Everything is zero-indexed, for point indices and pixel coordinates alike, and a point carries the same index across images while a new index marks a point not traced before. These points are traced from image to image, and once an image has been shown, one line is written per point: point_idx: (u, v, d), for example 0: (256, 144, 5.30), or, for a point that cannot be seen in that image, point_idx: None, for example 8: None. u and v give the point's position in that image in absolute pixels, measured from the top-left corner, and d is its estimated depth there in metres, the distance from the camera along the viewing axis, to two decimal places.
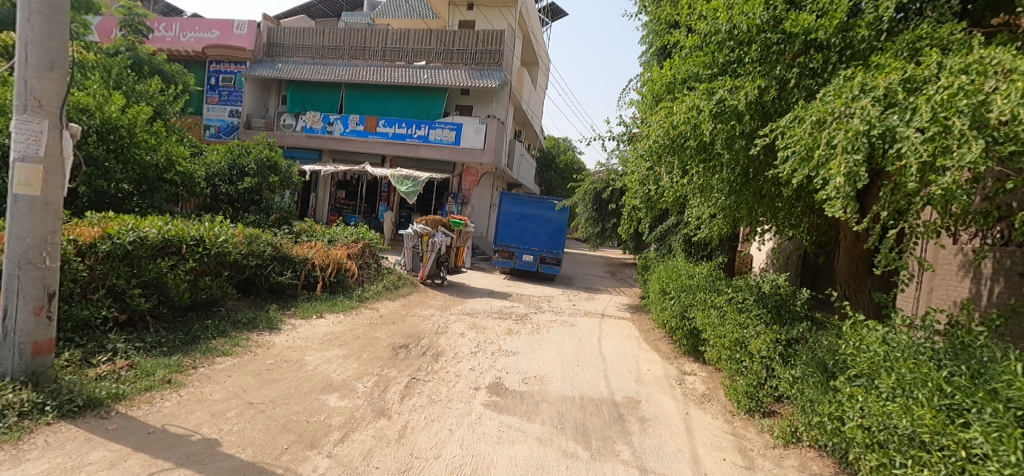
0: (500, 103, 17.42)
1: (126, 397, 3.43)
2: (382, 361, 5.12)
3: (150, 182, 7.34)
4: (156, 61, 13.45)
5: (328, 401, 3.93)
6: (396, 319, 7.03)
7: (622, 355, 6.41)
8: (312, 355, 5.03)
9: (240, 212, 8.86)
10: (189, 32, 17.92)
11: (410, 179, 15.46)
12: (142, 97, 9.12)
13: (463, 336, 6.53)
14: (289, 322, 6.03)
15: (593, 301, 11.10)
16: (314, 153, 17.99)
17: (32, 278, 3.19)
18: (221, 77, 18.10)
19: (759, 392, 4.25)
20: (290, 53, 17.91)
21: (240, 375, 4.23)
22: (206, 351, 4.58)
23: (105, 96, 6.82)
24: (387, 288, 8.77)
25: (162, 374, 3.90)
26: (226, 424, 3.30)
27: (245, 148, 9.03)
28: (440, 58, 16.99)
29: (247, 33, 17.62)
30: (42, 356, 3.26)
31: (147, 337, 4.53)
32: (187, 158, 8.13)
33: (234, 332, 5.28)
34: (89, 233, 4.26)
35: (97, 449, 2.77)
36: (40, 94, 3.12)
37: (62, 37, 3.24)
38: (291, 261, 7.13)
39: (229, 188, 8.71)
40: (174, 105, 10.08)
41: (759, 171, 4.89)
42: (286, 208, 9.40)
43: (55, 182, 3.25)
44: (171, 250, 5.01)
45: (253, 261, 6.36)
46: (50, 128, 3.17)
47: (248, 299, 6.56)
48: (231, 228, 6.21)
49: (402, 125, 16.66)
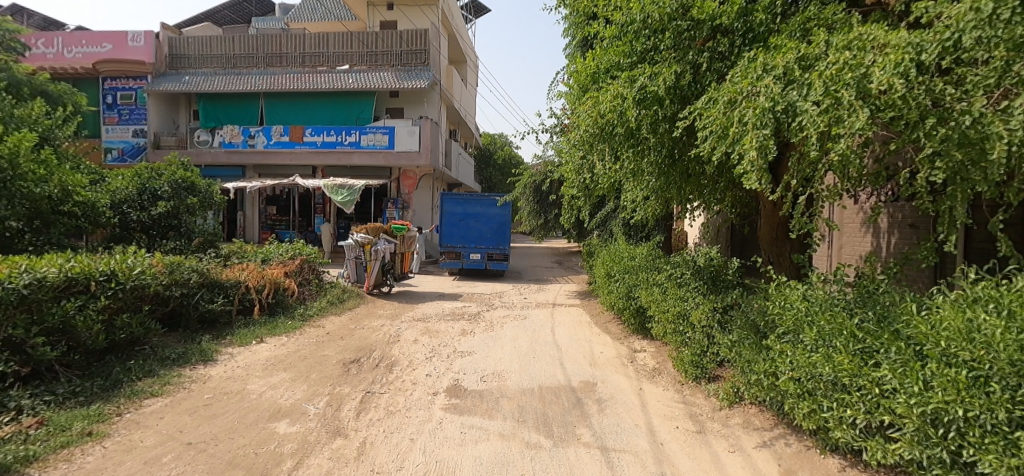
0: (431, 103, 17.18)
1: (39, 458, 3.11)
2: (333, 379, 4.93)
3: (44, 217, 6.69)
4: (37, 81, 12.13)
5: (278, 429, 3.74)
6: (345, 334, 6.79)
7: (576, 342, 6.56)
8: (255, 382, 4.76)
9: (157, 240, 8.17)
10: (75, 47, 16.25)
11: (345, 187, 14.94)
12: (24, 122, 8.18)
13: (416, 342, 6.42)
14: (226, 352, 5.66)
15: (543, 292, 11.25)
16: (237, 169, 16.95)
17: None
18: (119, 95, 16.60)
19: (703, 359, 4.51)
20: (197, 64, 16.73)
21: (175, 415, 3.94)
22: (132, 394, 4.22)
23: None
24: (331, 303, 8.44)
25: (81, 426, 3.55)
26: (163, 470, 3.08)
27: (155, 170, 8.31)
28: (363, 60, 16.48)
29: (145, 45, 16.29)
30: None
31: (58, 388, 4.10)
32: (86, 186, 7.38)
33: (163, 369, 4.89)
34: None
35: None
36: None
37: None
38: (222, 286, 6.70)
39: (141, 214, 7.97)
40: (64, 129, 9.12)
41: (683, 151, 5.17)
42: (211, 231, 8.78)
43: None
44: (77, 289, 4.55)
45: (178, 291, 5.90)
46: None
47: (176, 332, 6.08)
48: (147, 258, 5.72)
49: (330, 132, 16.03)
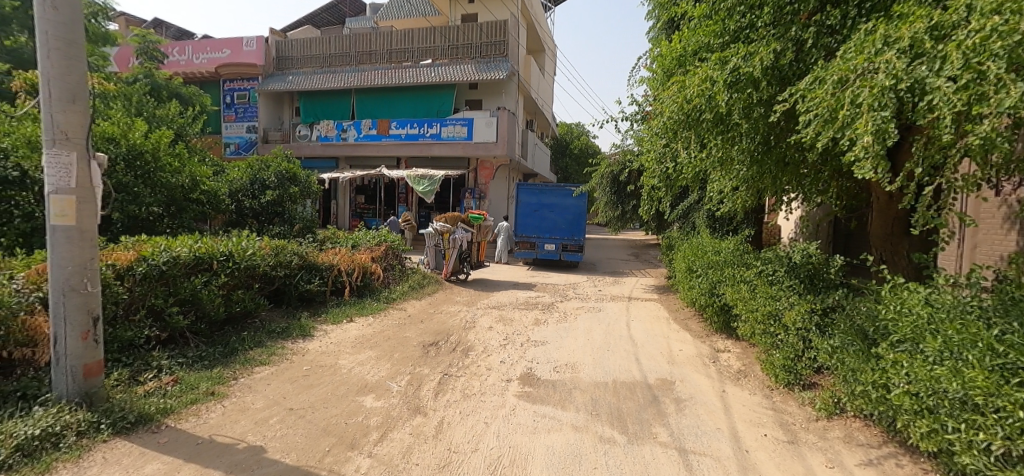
0: (509, 94, 17.26)
1: (174, 411, 3.61)
2: (414, 360, 5.17)
3: (179, 203, 7.54)
4: (173, 85, 13.84)
5: (364, 403, 3.99)
6: (424, 317, 7.10)
7: (653, 338, 6.33)
8: (345, 358, 5.12)
9: (265, 225, 9.04)
10: (202, 54, 18.39)
11: (426, 178, 15.48)
12: (163, 121, 9.39)
13: (491, 329, 6.54)
14: (321, 329, 6.15)
15: (618, 285, 10.97)
16: (331, 161, 18.25)
17: (76, 303, 3.41)
18: (236, 95, 18.51)
19: (797, 364, 4.15)
20: (299, 64, 18.12)
21: (280, 383, 4.35)
22: (245, 362, 4.72)
23: (129, 124, 7.05)
24: (412, 288, 8.84)
25: (205, 387, 4.04)
26: (269, 431, 3.44)
27: (264, 162, 9.19)
28: (445, 54, 16.89)
29: (256, 49, 17.97)
30: (93, 377, 3.51)
31: (189, 352, 4.69)
32: (210, 177, 8.31)
33: (269, 341, 5.41)
34: (125, 256, 4.43)
35: (151, 463, 3.00)
36: (66, 127, 3.34)
37: (78, 70, 3.41)
38: (318, 268, 7.21)
39: (252, 202, 8.89)
40: (193, 126, 10.30)
41: (781, 137, 4.74)
42: (309, 218, 9.57)
43: (86, 211, 3.46)
44: (203, 267, 5.19)
45: (282, 271, 6.48)
46: (78, 160, 3.39)
47: (279, 308, 6.70)
48: (257, 240, 6.35)
49: (414, 125, 16.70)
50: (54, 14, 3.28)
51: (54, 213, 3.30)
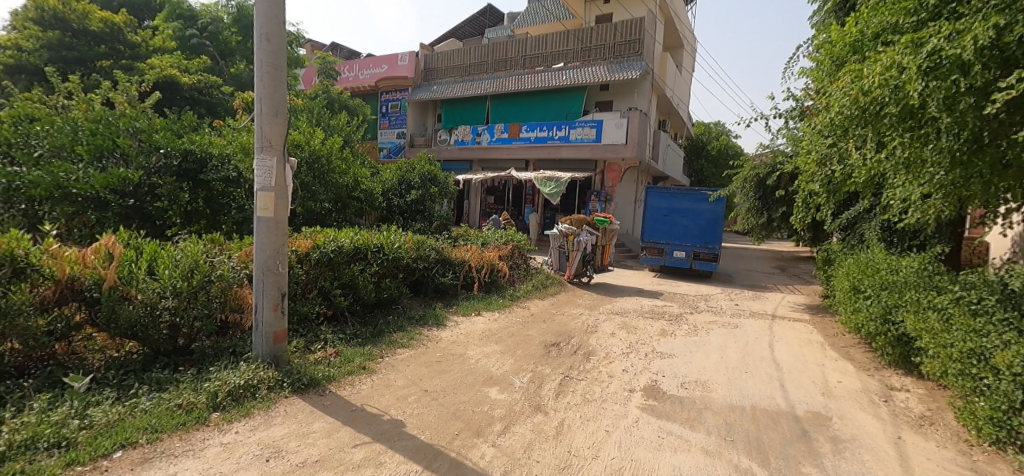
0: (642, 94, 16.60)
1: (335, 379, 4.16)
2: (536, 358, 5.24)
3: (344, 200, 8.65)
4: (342, 98, 15.98)
5: (489, 394, 4.14)
6: (547, 317, 7.15)
7: (802, 364, 5.57)
8: (473, 350, 5.37)
9: (409, 222, 9.96)
10: (366, 70, 21.02)
11: (553, 180, 15.59)
12: (335, 130, 10.92)
13: (614, 336, 6.35)
14: (452, 319, 6.55)
15: (759, 300, 9.89)
16: (466, 164, 19.49)
17: (270, 281, 4.09)
18: (390, 105, 20.79)
19: (1011, 419, 3.29)
20: (443, 74, 19.63)
21: (416, 365, 4.72)
22: (390, 343, 5.23)
23: (311, 132, 8.30)
24: (536, 287, 8.99)
25: (359, 361, 4.56)
26: (408, 407, 3.75)
27: (410, 165, 10.15)
28: (579, 56, 16.86)
29: (409, 64, 20.06)
30: (279, 343, 4.18)
31: (347, 330, 5.35)
32: (368, 178, 9.39)
33: (409, 327, 5.91)
34: (305, 244, 5.21)
35: (318, 420, 3.48)
36: (271, 136, 4.01)
37: (281, 90, 4.09)
38: (452, 263, 7.70)
39: (400, 200, 9.85)
40: (357, 133, 11.77)
41: (1001, 133, 3.77)
42: (445, 216, 10.35)
43: (282, 205, 4.10)
44: (360, 256, 5.88)
45: (422, 264, 7.01)
46: (277, 163, 4.04)
47: (418, 297, 7.30)
48: (403, 235, 6.98)
49: (544, 128, 16.96)
50: (267, 44, 3.99)
51: (260, 206, 3.99)
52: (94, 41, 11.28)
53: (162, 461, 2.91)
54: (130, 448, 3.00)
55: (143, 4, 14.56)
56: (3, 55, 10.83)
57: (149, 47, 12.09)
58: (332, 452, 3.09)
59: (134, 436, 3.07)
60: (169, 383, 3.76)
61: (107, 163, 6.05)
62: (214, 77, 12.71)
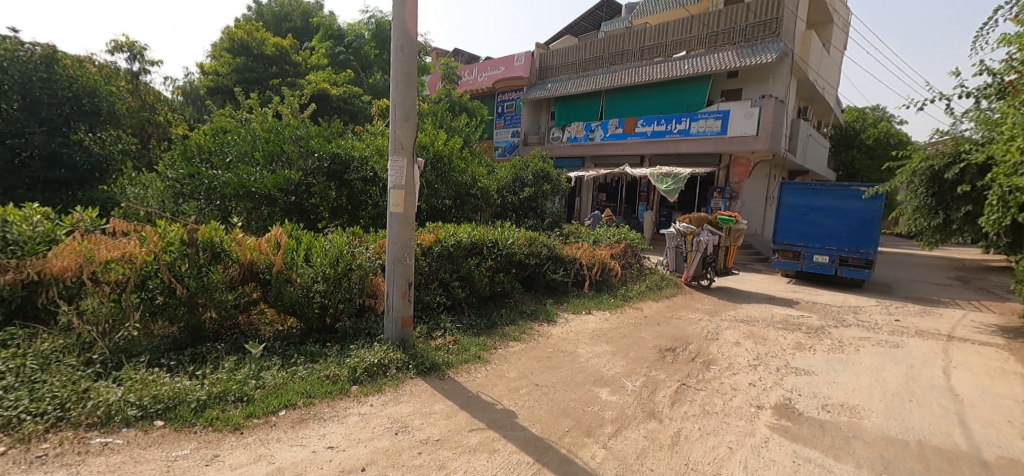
0: (778, 79, 14.97)
1: (453, 365, 4.42)
2: (650, 362, 5.03)
3: (462, 197, 9.12)
4: (462, 101, 16.86)
5: (600, 394, 4.08)
6: (662, 321, 6.81)
7: (988, 398, 4.58)
8: (584, 348, 5.32)
9: (522, 218, 10.18)
10: (484, 73, 21.93)
11: (671, 176, 14.79)
12: (456, 131, 11.55)
13: (738, 345, 5.85)
14: (563, 316, 6.56)
15: (928, 317, 8.35)
16: (579, 161, 19.39)
17: (399, 271, 4.46)
18: (506, 105, 21.50)
19: None
20: (557, 72, 19.70)
21: (528, 359, 4.82)
22: (503, 335, 5.41)
23: (435, 133, 8.88)
24: (651, 288, 8.62)
25: (475, 350, 4.80)
26: (520, 400, 3.85)
27: (524, 163, 10.36)
28: (703, 44, 15.74)
29: (524, 64, 20.56)
30: (406, 328, 4.55)
31: (464, 319, 5.64)
32: (484, 176, 9.80)
33: (521, 321, 6.06)
34: (428, 238, 5.61)
35: (439, 402, 3.73)
36: (402, 139, 4.37)
37: (412, 96, 4.43)
38: (563, 260, 7.70)
39: (514, 197, 10.08)
40: (476, 134, 12.33)
41: None
42: (557, 213, 10.43)
43: (410, 202, 4.45)
44: (476, 251, 6.16)
45: (534, 260, 7.10)
46: (406, 163, 4.39)
47: (530, 293, 7.43)
48: (516, 231, 7.14)
49: (662, 121, 16.16)
50: (401, 55, 4.37)
51: (392, 203, 4.38)
52: (268, 63, 13.30)
53: (312, 423, 3.34)
54: (291, 408, 3.51)
55: (303, 28, 16.87)
56: (206, 80, 13.26)
57: (307, 65, 13.93)
58: (450, 434, 3.28)
59: (294, 399, 3.58)
60: (319, 356, 4.32)
61: (276, 166, 7.12)
62: (357, 88, 14.22)
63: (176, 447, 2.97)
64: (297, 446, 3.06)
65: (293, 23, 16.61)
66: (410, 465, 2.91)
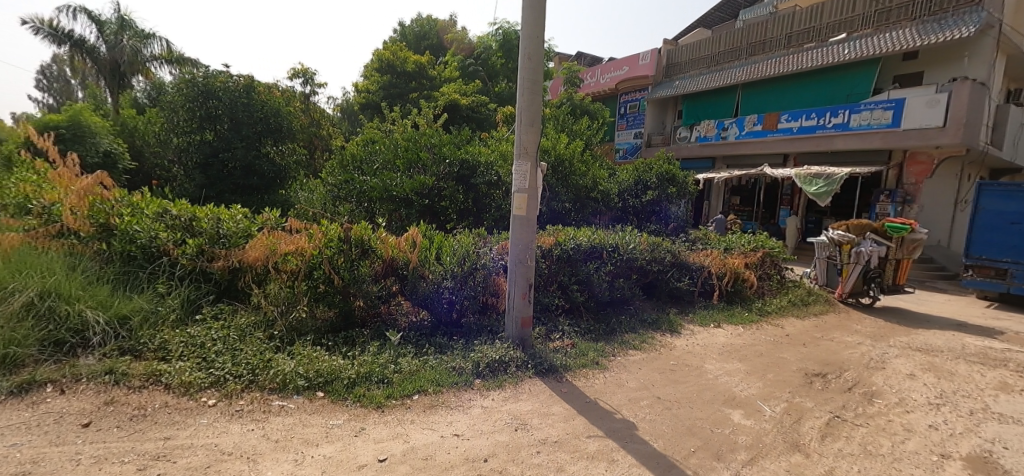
0: (975, 60, 12.34)
1: (571, 369, 4.43)
2: (793, 387, 4.49)
3: (582, 201, 9.04)
4: (584, 103, 16.81)
5: (732, 416, 3.76)
6: (808, 341, 6.04)
7: None
8: (713, 364, 4.95)
9: (644, 223, 9.82)
10: (607, 74, 21.66)
11: (822, 176, 13.07)
12: (577, 134, 11.53)
13: (910, 378, 4.94)
14: (688, 328, 6.17)
15: None
16: (708, 161, 18.15)
17: (520, 273, 4.60)
18: (628, 106, 21.02)
19: None
20: (686, 68, 18.64)
21: (649, 370, 4.63)
22: (622, 343, 5.26)
23: (556, 137, 8.96)
24: (794, 304, 7.70)
25: (593, 356, 4.75)
26: (641, 411, 3.72)
27: (648, 165, 9.96)
28: (868, 23, 13.60)
29: (649, 62, 19.83)
30: (525, 328, 4.67)
31: (582, 324, 5.61)
32: (605, 180, 9.63)
33: (641, 329, 5.84)
34: (549, 240, 5.86)
35: (556, 404, 3.77)
36: (527, 144, 4.50)
37: (537, 102, 4.55)
38: (689, 268, 7.25)
39: (636, 201, 9.74)
40: (597, 136, 12.18)
41: None
42: (683, 217, 9.88)
43: (532, 205, 4.57)
44: (596, 255, 6.12)
45: (656, 267, 6.74)
46: (530, 167, 4.52)
47: (651, 301, 7.11)
48: (638, 235, 6.85)
49: (811, 115, 14.38)
50: (528, 62, 4.50)
51: (516, 206, 4.53)
52: (409, 79, 14.65)
53: (441, 410, 3.60)
54: (423, 394, 3.83)
55: (439, 45, 18.29)
56: (360, 97, 15.04)
57: (442, 79, 15.07)
58: (569, 437, 3.29)
59: (425, 385, 3.90)
60: (447, 348, 4.64)
61: (413, 172, 7.79)
62: (485, 96, 14.97)
63: (332, 416, 3.42)
64: (428, 430, 3.32)
65: (431, 40, 18.16)
66: (529, 463, 2.98)
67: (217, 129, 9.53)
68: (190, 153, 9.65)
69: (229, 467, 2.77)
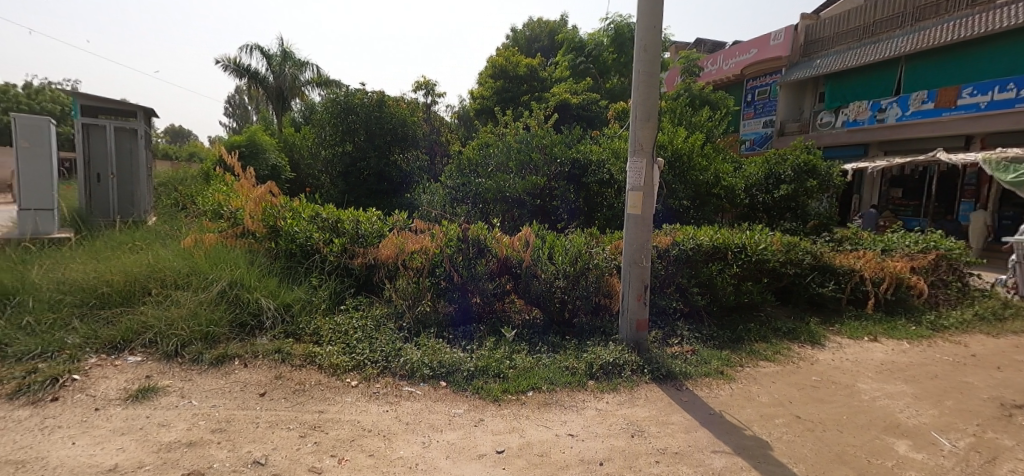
0: None
1: (692, 378, 4.18)
2: (980, 418, 3.72)
3: (702, 198, 8.41)
4: (704, 94, 15.74)
5: (894, 447, 3.24)
6: (1003, 365, 4.95)
7: None
8: (867, 383, 4.31)
9: (776, 220, 8.91)
10: (732, 58, 20.20)
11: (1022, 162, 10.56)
12: (696, 127, 10.80)
13: None
14: (835, 340, 5.45)
15: None
16: (859, 148, 15.85)
17: (634, 274, 4.45)
18: (757, 92, 19.34)
19: None
20: (829, 44, 16.51)
21: (785, 385, 4.18)
22: (751, 353, 4.83)
23: (673, 131, 8.48)
24: (980, 318, 6.39)
25: (717, 365, 4.43)
26: (777, 430, 3.37)
27: (782, 155, 9.03)
28: None
29: (783, 41, 18.03)
30: (641, 331, 4.51)
31: (703, 329, 5.27)
32: (730, 174, 8.90)
33: (775, 339, 5.30)
34: (665, 240, 5.44)
35: (676, 414, 3.58)
36: (642, 140, 4.34)
37: (654, 96, 4.36)
38: (834, 271, 6.40)
39: (766, 196, 8.89)
40: (719, 128, 11.29)
41: None
42: (826, 214, 8.81)
43: (648, 203, 4.39)
44: (719, 256, 5.61)
45: (792, 270, 6.01)
46: (645, 164, 4.35)
47: (786, 308, 6.42)
48: (769, 235, 6.13)
49: (1002, 88, 11.78)
50: (644, 54, 4.33)
51: (630, 205, 4.40)
52: (520, 82, 14.99)
53: (555, 408, 3.63)
54: (537, 391, 3.89)
55: (549, 46, 18.46)
56: (475, 103, 15.76)
57: (552, 79, 15.16)
58: (691, 450, 3.10)
59: (540, 383, 3.96)
60: (559, 347, 4.67)
61: (525, 173, 7.94)
62: (595, 94, 14.77)
63: (454, 406, 3.63)
64: (543, 427, 3.36)
65: (541, 42, 18.43)
66: (649, 472, 2.87)
67: (355, 141, 10.72)
68: (335, 163, 10.98)
69: (368, 442, 3.07)
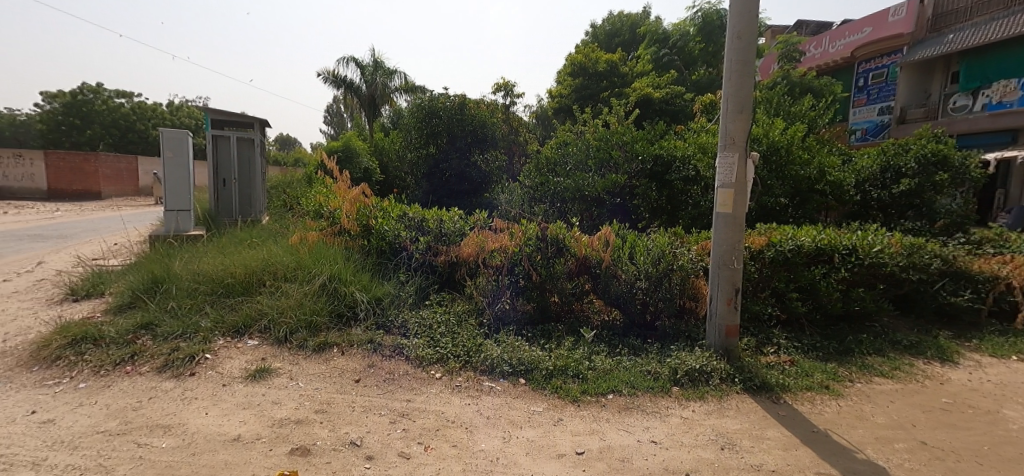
0: None
1: (790, 390, 3.85)
2: None
3: (803, 194, 7.72)
4: (805, 81, 14.41)
5: None
6: None
7: None
8: (1015, 410, 3.69)
9: (894, 219, 7.93)
10: (841, 40, 18.41)
11: None
12: (795, 118, 9.92)
13: None
14: (971, 358, 4.73)
15: None
16: (1008, 135, 13.37)
17: (725, 277, 4.17)
18: (870, 76, 17.52)
19: None
20: (965, 17, 14.37)
21: (906, 405, 3.71)
22: (862, 367, 4.35)
23: (769, 123, 7.86)
24: None
25: (820, 378, 4.05)
26: (896, 456, 3.00)
27: (903, 146, 8.05)
28: None
29: (904, 16, 16.02)
30: (730, 337, 4.22)
31: (804, 339, 4.85)
32: (837, 168, 8.06)
33: (892, 353, 4.72)
34: (759, 240, 5.08)
35: (772, 428, 3.31)
36: (734, 134, 4.07)
37: (749, 85, 4.05)
38: (972, 278, 5.57)
39: (882, 193, 7.97)
40: (824, 118, 10.25)
41: None
42: (958, 211, 7.63)
43: (741, 201, 4.09)
44: (823, 258, 5.10)
45: (915, 276, 5.29)
46: (738, 159, 4.07)
47: (907, 318, 5.68)
48: (886, 235, 5.44)
49: None
50: (738, 42, 4.04)
51: (720, 203, 4.14)
52: (600, 79, 14.70)
53: (637, 414, 3.51)
54: (618, 394, 3.79)
55: (631, 40, 17.94)
56: (554, 102, 15.72)
57: (633, 73, 14.71)
58: (790, 469, 2.85)
59: (620, 386, 3.85)
60: (641, 350, 4.51)
61: (606, 171, 7.78)
62: (680, 87, 14.11)
63: (533, 404, 3.64)
64: (624, 432, 3.27)
65: (623, 36, 17.97)
66: None
67: (439, 144, 11.16)
68: (420, 165, 11.49)
69: (452, 433, 3.18)
